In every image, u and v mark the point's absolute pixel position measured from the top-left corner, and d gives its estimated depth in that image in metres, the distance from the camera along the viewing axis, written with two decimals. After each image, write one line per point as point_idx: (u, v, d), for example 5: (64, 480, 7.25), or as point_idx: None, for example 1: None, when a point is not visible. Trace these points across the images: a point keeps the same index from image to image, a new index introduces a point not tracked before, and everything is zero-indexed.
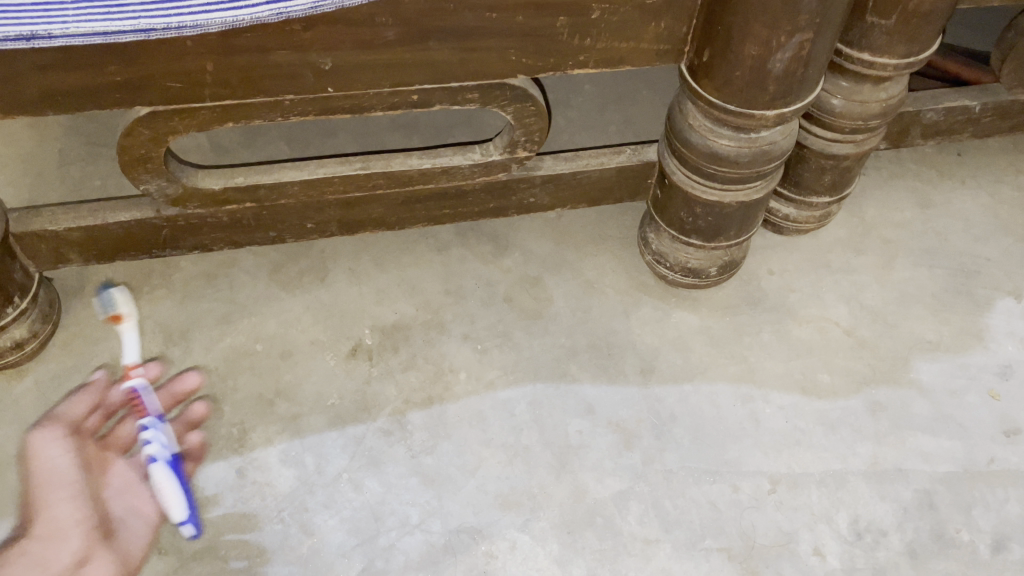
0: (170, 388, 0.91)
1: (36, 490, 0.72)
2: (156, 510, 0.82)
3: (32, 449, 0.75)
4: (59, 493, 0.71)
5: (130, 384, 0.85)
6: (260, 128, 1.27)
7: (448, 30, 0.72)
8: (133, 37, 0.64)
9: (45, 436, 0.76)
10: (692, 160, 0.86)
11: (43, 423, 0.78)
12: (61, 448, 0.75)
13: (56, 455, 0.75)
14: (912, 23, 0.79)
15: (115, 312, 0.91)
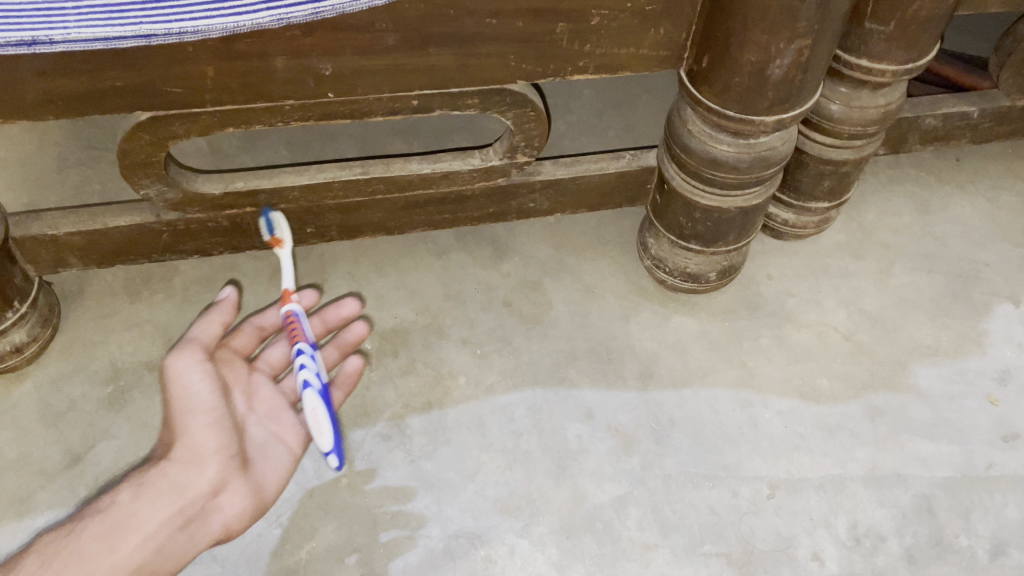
0: (321, 315, 0.96)
1: (180, 414, 0.78)
2: (298, 437, 0.86)
3: (175, 375, 0.81)
4: (200, 419, 0.78)
5: (289, 307, 0.87)
6: (260, 133, 1.27)
7: (447, 36, 0.72)
8: (134, 42, 0.64)
9: (185, 360, 0.81)
10: (691, 165, 0.86)
11: (182, 347, 0.83)
12: (204, 373, 0.81)
13: (196, 381, 0.80)
14: (910, 30, 0.79)
15: (274, 237, 0.92)
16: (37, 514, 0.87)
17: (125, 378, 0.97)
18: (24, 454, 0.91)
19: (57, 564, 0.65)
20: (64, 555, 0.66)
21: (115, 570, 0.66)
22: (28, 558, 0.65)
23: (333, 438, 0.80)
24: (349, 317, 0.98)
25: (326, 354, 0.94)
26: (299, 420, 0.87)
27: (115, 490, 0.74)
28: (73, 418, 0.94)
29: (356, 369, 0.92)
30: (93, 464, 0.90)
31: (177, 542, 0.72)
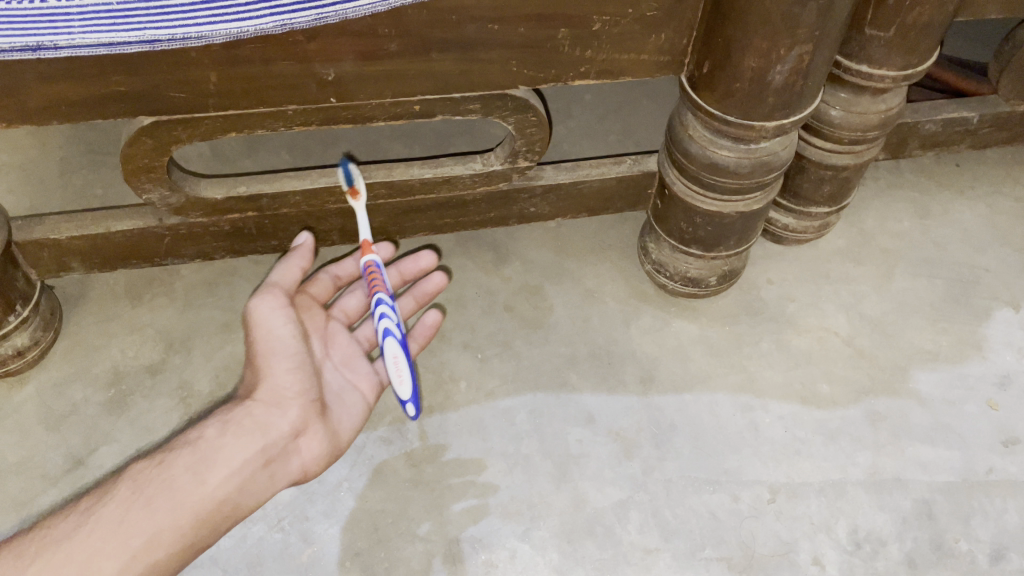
0: (399, 266, 0.98)
1: (265, 356, 0.79)
2: (372, 385, 0.88)
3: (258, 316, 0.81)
4: (284, 363, 0.78)
5: (368, 259, 0.87)
6: (262, 137, 1.27)
7: (449, 42, 0.72)
8: (138, 48, 0.64)
9: (269, 302, 0.81)
10: (692, 170, 0.86)
11: (265, 289, 0.83)
12: (288, 317, 0.81)
13: (280, 324, 0.80)
14: (910, 36, 0.79)
15: (351, 188, 0.88)
16: (38, 518, 0.87)
17: (127, 381, 0.97)
18: (26, 458, 0.91)
19: (149, 494, 0.67)
20: (155, 486, 0.67)
21: (202, 504, 0.68)
22: (121, 484, 0.67)
23: (411, 385, 0.77)
24: (426, 269, 0.99)
25: (403, 304, 0.96)
26: (374, 368, 0.89)
27: (200, 425, 0.75)
28: (75, 421, 0.94)
29: (432, 322, 0.94)
30: (95, 468, 0.90)
31: (257, 481, 0.73)
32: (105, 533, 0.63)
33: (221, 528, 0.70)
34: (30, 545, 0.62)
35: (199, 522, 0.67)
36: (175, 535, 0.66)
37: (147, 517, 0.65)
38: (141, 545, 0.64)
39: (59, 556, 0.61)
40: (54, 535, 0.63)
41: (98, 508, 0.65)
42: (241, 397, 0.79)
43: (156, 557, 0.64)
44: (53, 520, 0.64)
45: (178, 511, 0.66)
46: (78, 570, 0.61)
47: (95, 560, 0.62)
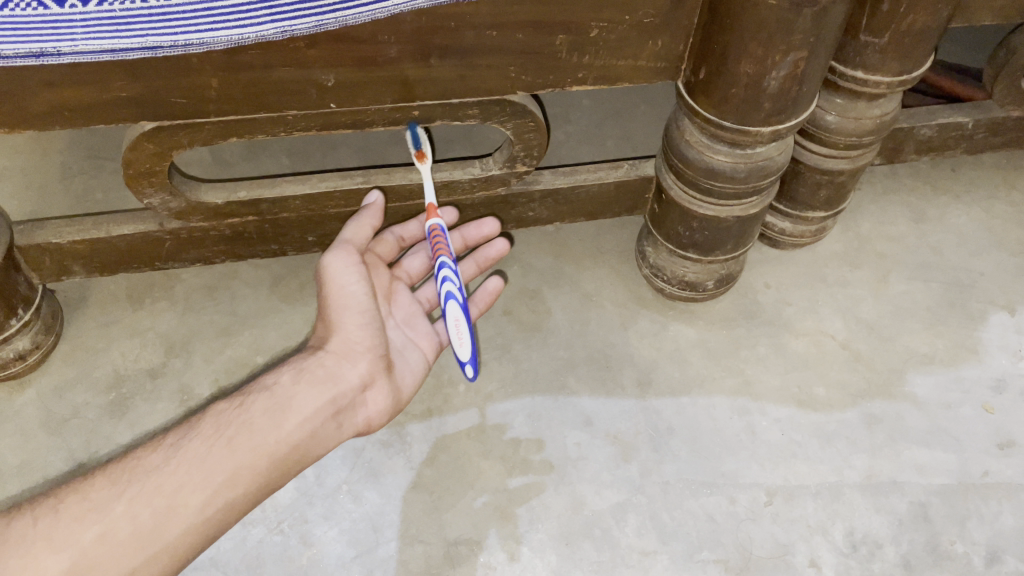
0: (463, 231, 0.96)
1: (337, 310, 0.80)
2: (433, 344, 0.90)
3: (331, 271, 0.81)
4: (355, 318, 0.80)
5: (434, 221, 0.85)
6: (262, 142, 1.28)
7: (448, 48, 0.73)
8: (140, 54, 0.65)
9: (341, 259, 0.82)
10: (689, 174, 0.87)
11: (337, 245, 0.83)
12: (359, 274, 0.82)
13: (351, 280, 0.81)
14: (905, 42, 0.80)
15: (419, 151, 0.86)
16: None
17: (127, 385, 0.98)
18: (27, 461, 0.91)
19: (231, 434, 0.69)
20: (237, 426, 0.70)
21: (278, 447, 0.70)
22: (204, 422, 0.70)
23: (470, 350, 0.80)
24: (489, 235, 0.98)
25: (466, 269, 0.97)
26: (434, 328, 0.91)
27: (276, 370, 0.77)
28: (76, 424, 0.94)
29: (494, 290, 0.95)
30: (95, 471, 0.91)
31: (328, 429, 0.75)
32: (192, 466, 0.66)
33: (292, 469, 0.72)
34: (124, 473, 0.65)
35: (274, 463, 0.70)
36: (253, 473, 0.68)
37: (229, 455, 0.67)
38: (223, 480, 0.66)
39: (150, 485, 0.64)
40: (145, 465, 0.65)
41: (185, 442, 0.68)
42: (312, 347, 0.81)
43: (236, 494, 0.66)
44: (142, 451, 0.67)
45: (256, 451, 0.68)
46: (166, 500, 0.63)
47: (183, 491, 0.64)
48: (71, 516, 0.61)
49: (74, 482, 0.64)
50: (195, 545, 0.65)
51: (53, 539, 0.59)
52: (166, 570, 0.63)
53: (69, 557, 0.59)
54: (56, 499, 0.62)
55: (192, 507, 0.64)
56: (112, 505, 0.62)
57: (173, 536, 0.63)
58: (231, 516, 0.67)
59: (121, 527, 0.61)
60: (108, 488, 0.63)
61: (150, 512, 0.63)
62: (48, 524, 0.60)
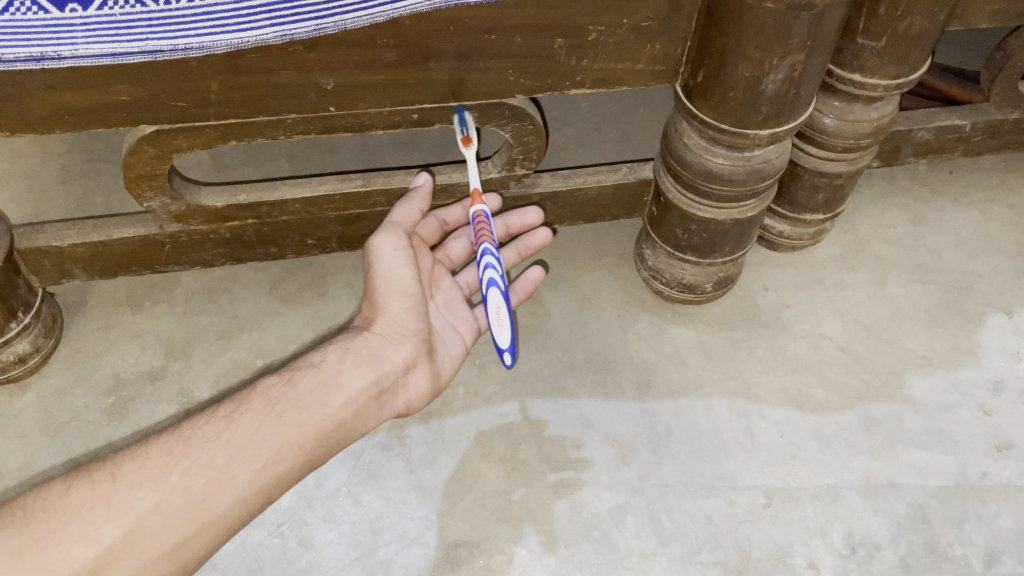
0: (506, 218, 0.97)
1: (383, 291, 0.81)
2: (471, 329, 0.92)
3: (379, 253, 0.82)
4: (401, 301, 0.81)
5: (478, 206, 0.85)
6: (262, 145, 1.28)
7: (447, 52, 0.73)
8: (140, 57, 0.65)
9: (390, 241, 0.83)
10: (687, 177, 0.88)
11: (385, 227, 0.84)
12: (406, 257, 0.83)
13: (399, 263, 0.82)
14: (902, 45, 0.80)
15: (464, 136, 0.84)
16: None
17: (127, 388, 0.98)
18: (27, 464, 0.92)
19: (281, 409, 0.69)
20: (286, 401, 0.70)
21: (324, 424, 0.71)
22: (254, 396, 0.70)
23: (510, 337, 0.80)
24: (532, 224, 0.99)
25: (507, 256, 0.99)
26: (473, 313, 0.92)
27: (322, 349, 0.78)
28: (76, 428, 0.95)
29: (534, 278, 0.97)
30: None
31: (370, 410, 0.76)
32: (243, 440, 0.66)
33: (335, 446, 0.73)
34: (178, 443, 0.65)
35: (320, 440, 0.70)
36: (300, 449, 0.69)
37: (278, 430, 0.68)
38: (271, 455, 0.67)
39: (204, 457, 0.64)
40: (198, 436, 0.66)
41: (236, 415, 0.68)
42: (358, 327, 0.82)
43: (282, 469, 0.67)
44: (193, 423, 0.67)
45: (304, 427, 0.69)
46: (218, 472, 0.64)
47: (234, 464, 0.65)
48: (128, 484, 0.61)
49: (129, 448, 0.65)
50: (241, 517, 0.66)
51: (110, 506, 0.60)
52: (214, 540, 0.64)
53: (125, 524, 0.60)
54: (112, 466, 0.63)
55: (242, 480, 0.65)
56: (167, 474, 0.63)
57: (223, 507, 0.64)
58: (276, 490, 0.68)
59: (175, 496, 0.62)
60: (163, 457, 0.64)
61: (202, 483, 0.63)
62: (105, 491, 0.61)
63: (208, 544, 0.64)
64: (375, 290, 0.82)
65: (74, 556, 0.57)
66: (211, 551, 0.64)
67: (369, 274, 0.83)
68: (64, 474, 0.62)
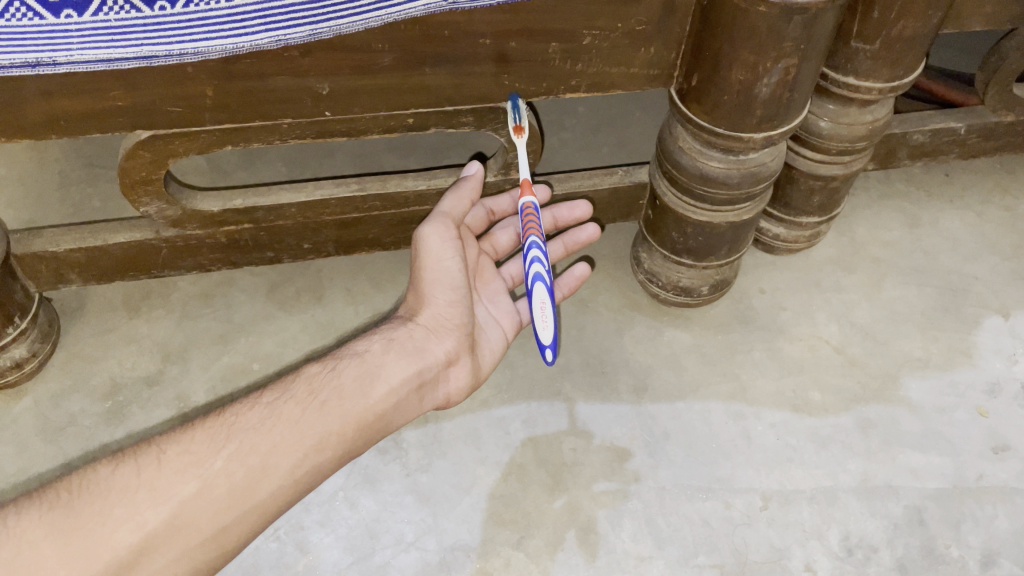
0: (555, 211, 0.95)
1: (429, 283, 0.80)
2: (513, 323, 0.91)
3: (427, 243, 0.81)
4: (447, 294, 0.80)
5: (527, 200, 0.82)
6: (259, 150, 1.29)
7: (441, 56, 0.74)
8: (135, 63, 0.66)
9: (439, 232, 0.81)
10: (682, 181, 0.88)
11: (433, 217, 0.83)
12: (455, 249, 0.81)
13: (447, 255, 0.81)
14: (895, 48, 0.81)
15: (517, 125, 0.80)
16: None
17: (124, 392, 0.98)
18: (24, 469, 0.92)
19: (324, 397, 0.69)
20: (329, 391, 0.70)
21: (366, 415, 0.70)
22: (298, 384, 0.70)
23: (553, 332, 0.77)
24: (580, 218, 0.97)
25: (554, 250, 0.97)
26: (515, 307, 0.92)
27: (365, 339, 0.78)
28: (73, 432, 0.95)
29: (580, 275, 0.97)
30: None
31: (410, 401, 0.75)
32: (286, 428, 0.66)
33: (376, 437, 0.72)
34: (222, 429, 0.65)
35: (361, 431, 0.70)
36: (342, 438, 0.68)
37: (320, 418, 0.67)
38: (314, 444, 0.66)
39: (247, 444, 0.64)
40: (242, 423, 0.66)
41: (280, 403, 0.68)
42: (401, 315, 0.81)
43: (323, 459, 0.67)
44: (238, 409, 0.67)
45: (346, 416, 0.69)
46: (260, 459, 0.64)
47: (276, 452, 0.64)
48: (173, 469, 0.61)
49: (174, 432, 0.65)
50: (281, 506, 0.65)
51: (155, 490, 0.60)
52: (253, 528, 0.63)
53: (169, 509, 0.59)
54: (156, 450, 0.63)
55: (283, 469, 0.64)
56: (211, 460, 0.62)
57: (264, 495, 0.63)
58: (316, 479, 0.67)
59: (218, 482, 0.61)
60: (207, 443, 0.63)
61: (245, 470, 0.63)
62: (151, 475, 0.60)
63: (248, 532, 0.63)
64: (421, 281, 0.81)
65: (119, 540, 0.57)
66: (250, 539, 0.64)
67: (416, 264, 0.82)
68: (110, 456, 0.62)
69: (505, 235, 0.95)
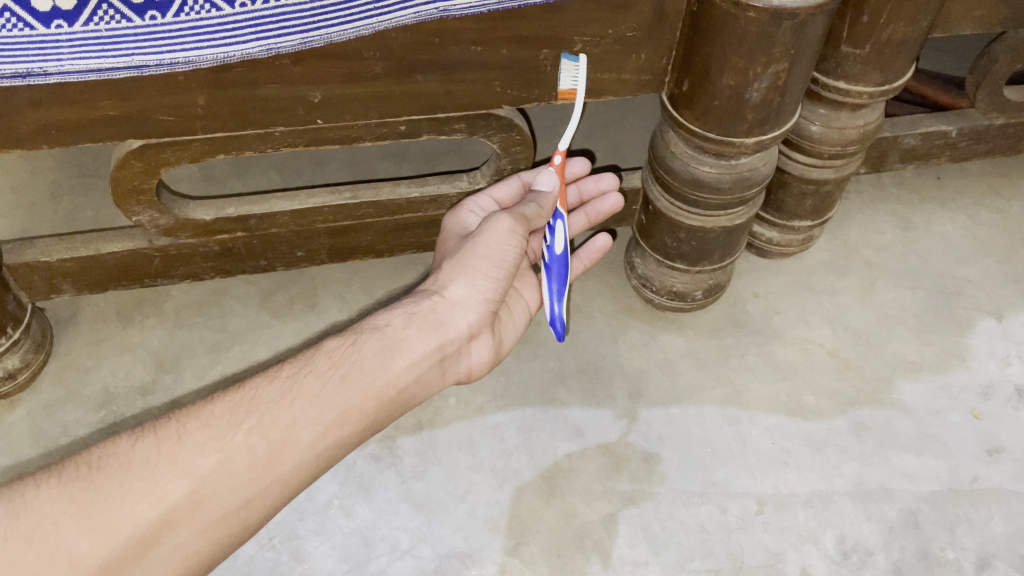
0: (579, 184, 0.97)
1: (478, 258, 0.78)
2: (536, 296, 0.91)
3: (493, 223, 0.78)
4: (491, 272, 0.77)
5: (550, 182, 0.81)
6: (252, 158, 1.29)
7: (432, 64, 0.74)
8: (126, 72, 0.66)
9: (510, 223, 0.78)
10: (674, 186, 0.88)
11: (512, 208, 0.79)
12: (520, 241, 0.78)
13: (509, 242, 0.78)
14: (885, 53, 0.81)
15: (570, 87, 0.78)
16: None
17: (118, 402, 0.98)
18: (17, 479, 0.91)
19: (344, 371, 0.67)
20: (351, 364, 0.67)
21: (386, 389, 0.68)
22: (318, 357, 0.68)
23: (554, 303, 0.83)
24: (604, 190, 0.98)
25: (576, 221, 0.97)
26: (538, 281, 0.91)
27: (386, 311, 0.74)
28: (65, 443, 0.94)
29: (600, 247, 0.97)
30: None
31: (432, 374, 0.73)
32: (307, 401, 0.63)
33: (396, 411, 0.70)
34: (242, 404, 0.62)
35: (382, 406, 0.68)
36: (363, 413, 0.66)
37: (341, 392, 0.65)
38: (335, 418, 0.64)
39: (267, 418, 0.62)
40: (262, 397, 0.63)
41: (300, 376, 0.65)
42: (428, 286, 0.78)
43: (345, 432, 0.65)
44: (258, 381, 0.65)
45: (367, 391, 0.66)
46: (281, 433, 0.61)
47: (297, 426, 0.62)
48: (193, 443, 0.59)
49: (192, 406, 0.62)
50: (302, 480, 0.63)
51: (175, 465, 0.57)
52: (274, 502, 0.61)
53: (190, 482, 0.57)
54: (176, 424, 0.60)
55: (305, 443, 0.62)
56: (231, 434, 0.60)
57: (285, 470, 0.61)
58: (338, 453, 0.65)
59: (239, 457, 0.59)
60: (227, 417, 0.61)
61: (266, 445, 0.61)
62: (171, 450, 0.58)
63: (269, 506, 0.61)
64: (469, 253, 0.78)
65: (140, 514, 0.55)
66: (270, 513, 0.62)
67: (475, 237, 0.79)
68: (128, 431, 0.60)
69: (507, 188, 0.90)
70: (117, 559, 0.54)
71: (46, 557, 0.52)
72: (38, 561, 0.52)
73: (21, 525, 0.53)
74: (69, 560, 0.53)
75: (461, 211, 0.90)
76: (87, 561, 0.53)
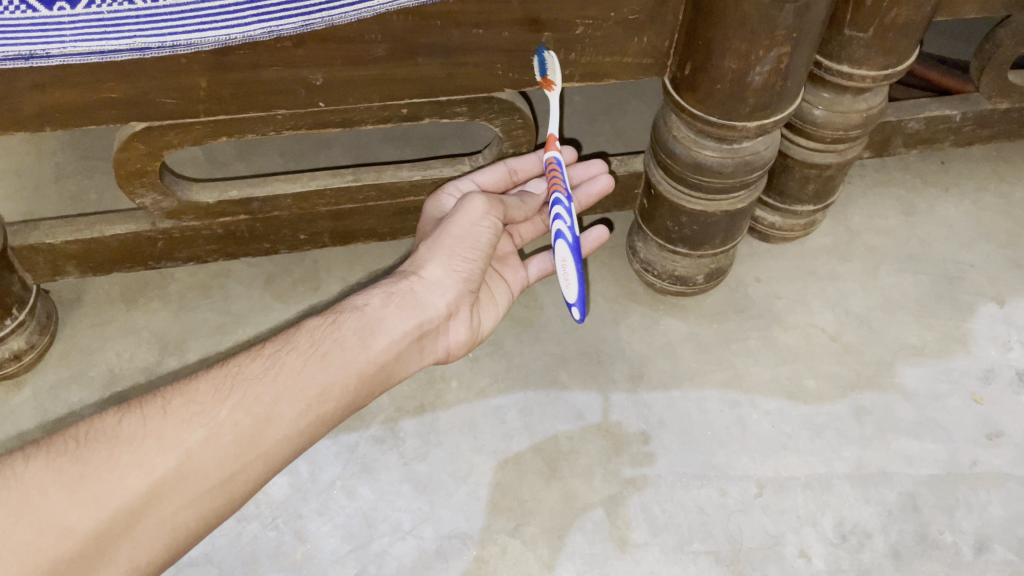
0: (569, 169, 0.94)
1: (453, 239, 0.78)
2: (518, 279, 0.91)
3: (467, 204, 0.79)
4: (466, 254, 0.78)
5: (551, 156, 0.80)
6: (255, 141, 1.29)
7: (434, 47, 0.74)
8: (128, 55, 0.66)
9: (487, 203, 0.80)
10: (676, 169, 0.88)
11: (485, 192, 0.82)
12: (494, 224, 0.80)
13: (483, 223, 0.79)
14: (888, 36, 0.81)
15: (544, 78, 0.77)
16: None
17: (123, 383, 0.98)
18: None
19: (325, 349, 0.67)
20: (331, 342, 0.68)
21: (368, 367, 0.69)
22: (299, 335, 0.69)
23: (578, 289, 0.76)
24: (592, 175, 0.95)
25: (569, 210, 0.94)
26: (523, 267, 0.91)
27: (366, 292, 0.75)
28: (71, 423, 0.95)
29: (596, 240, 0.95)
30: None
31: (411, 352, 0.74)
32: (289, 378, 0.64)
33: (376, 389, 0.71)
34: (225, 380, 0.63)
35: (364, 382, 0.68)
36: (345, 390, 0.67)
37: (323, 369, 0.66)
38: (317, 395, 0.65)
39: (251, 394, 0.62)
40: (245, 374, 0.64)
41: (282, 354, 0.66)
42: (406, 266, 0.79)
43: (326, 409, 0.65)
44: (240, 360, 0.66)
45: (347, 368, 0.67)
46: (265, 409, 0.62)
47: (279, 402, 0.63)
48: (179, 418, 0.59)
49: (177, 384, 0.63)
50: (285, 456, 0.64)
51: (162, 439, 0.58)
52: (258, 477, 0.62)
53: (176, 457, 0.58)
54: (161, 401, 0.61)
55: (288, 419, 0.63)
56: (216, 409, 0.61)
57: (270, 445, 0.62)
58: (320, 429, 0.66)
59: (224, 432, 0.60)
60: (210, 393, 0.62)
61: (251, 420, 0.61)
62: (157, 425, 0.59)
63: (254, 481, 0.62)
64: (443, 234, 0.79)
65: (128, 486, 0.56)
66: (256, 488, 0.62)
67: (449, 219, 0.80)
68: (114, 407, 0.61)
69: (492, 174, 0.89)
70: (106, 530, 0.54)
71: (37, 528, 0.53)
72: (29, 532, 0.52)
73: (12, 496, 0.53)
74: (59, 530, 0.53)
75: (442, 192, 0.90)
76: (78, 531, 0.53)
